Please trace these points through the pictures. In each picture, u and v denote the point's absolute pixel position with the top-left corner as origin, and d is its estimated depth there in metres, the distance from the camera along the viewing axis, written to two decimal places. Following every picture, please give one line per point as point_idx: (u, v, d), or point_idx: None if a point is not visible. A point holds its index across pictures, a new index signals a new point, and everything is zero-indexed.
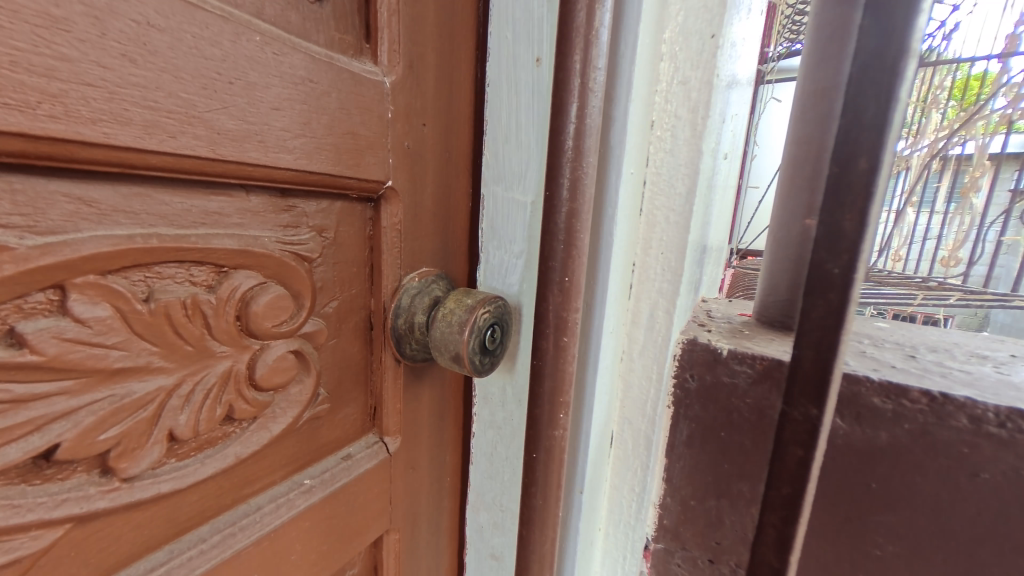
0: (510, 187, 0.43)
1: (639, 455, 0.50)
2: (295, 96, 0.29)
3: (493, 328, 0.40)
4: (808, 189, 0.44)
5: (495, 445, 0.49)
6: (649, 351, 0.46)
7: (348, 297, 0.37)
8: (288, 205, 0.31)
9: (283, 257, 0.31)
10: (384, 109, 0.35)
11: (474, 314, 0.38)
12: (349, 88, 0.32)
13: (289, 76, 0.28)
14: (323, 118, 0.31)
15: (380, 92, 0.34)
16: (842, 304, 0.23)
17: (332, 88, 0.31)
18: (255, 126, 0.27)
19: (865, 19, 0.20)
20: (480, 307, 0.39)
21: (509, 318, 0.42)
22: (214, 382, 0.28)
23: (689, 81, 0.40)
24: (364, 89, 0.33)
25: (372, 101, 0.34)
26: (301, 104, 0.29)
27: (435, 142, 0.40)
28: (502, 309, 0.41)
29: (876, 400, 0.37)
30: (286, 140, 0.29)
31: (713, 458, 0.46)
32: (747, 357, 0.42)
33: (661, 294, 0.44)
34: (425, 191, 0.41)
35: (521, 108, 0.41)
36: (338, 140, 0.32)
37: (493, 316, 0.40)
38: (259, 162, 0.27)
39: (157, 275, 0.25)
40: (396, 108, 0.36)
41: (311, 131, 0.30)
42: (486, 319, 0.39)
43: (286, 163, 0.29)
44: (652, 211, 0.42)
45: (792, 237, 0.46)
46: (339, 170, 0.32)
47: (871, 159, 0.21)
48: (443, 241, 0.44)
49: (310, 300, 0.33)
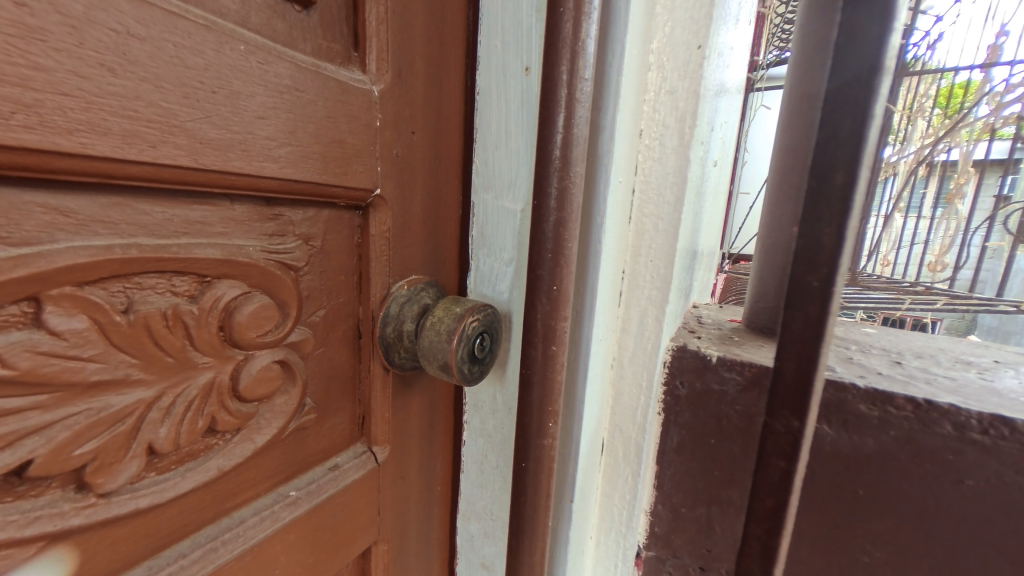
0: (500, 195, 0.43)
1: (630, 462, 0.48)
2: (279, 105, 0.28)
3: (481, 336, 0.40)
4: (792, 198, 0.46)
5: (485, 453, 0.49)
6: (639, 358, 0.46)
7: (335, 305, 0.37)
8: (274, 214, 0.31)
9: (267, 265, 0.30)
10: (372, 117, 0.35)
11: (462, 322, 0.38)
12: (336, 97, 0.32)
13: (274, 84, 0.28)
14: (309, 127, 0.30)
15: (368, 100, 0.34)
16: (821, 316, 0.23)
17: (318, 96, 0.31)
18: (238, 134, 0.26)
19: (841, 35, 0.20)
20: (468, 315, 0.38)
21: (497, 326, 0.42)
22: (196, 395, 0.27)
23: (675, 91, 0.41)
24: (351, 97, 0.33)
25: (359, 109, 0.34)
26: (286, 112, 0.29)
27: (424, 151, 0.40)
28: (494, 318, 0.42)
29: (862, 406, 0.37)
30: (270, 149, 0.28)
31: (703, 464, 0.47)
32: (736, 364, 0.44)
33: (651, 302, 0.44)
34: (417, 199, 0.41)
35: (510, 117, 0.41)
36: (325, 148, 0.32)
37: (481, 324, 0.40)
38: (245, 170, 0.27)
39: (137, 286, 0.25)
40: (384, 116, 0.36)
41: (296, 140, 0.30)
42: (475, 327, 0.39)
43: (271, 171, 0.29)
44: (640, 219, 0.43)
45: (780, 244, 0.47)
46: (328, 177, 0.32)
47: (848, 173, 0.21)
48: (433, 249, 0.44)
49: (296, 309, 0.33)
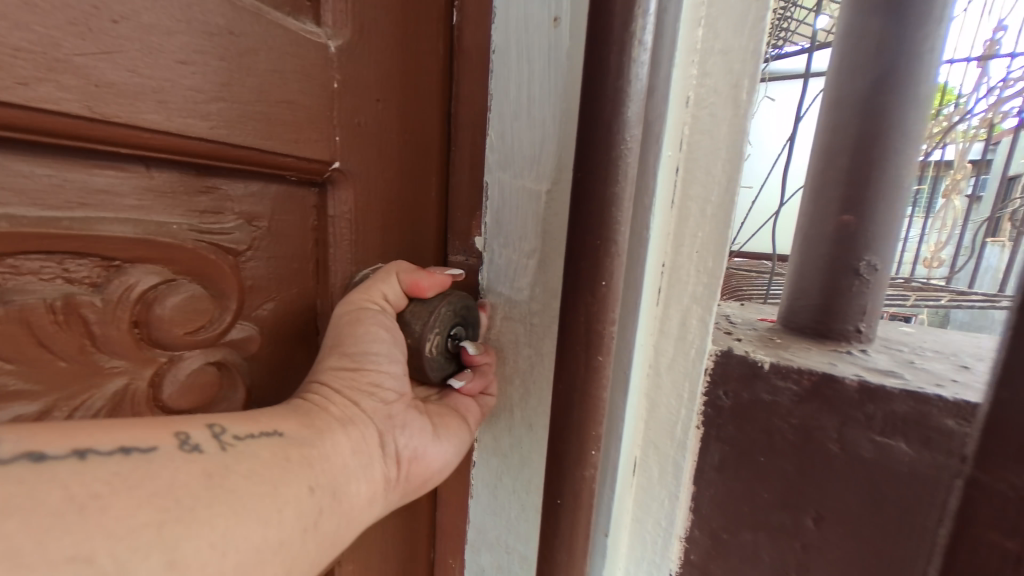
0: (520, 173, 0.37)
1: (666, 484, 0.43)
2: (206, 48, 0.26)
3: (454, 340, 0.38)
4: (838, 183, 0.46)
5: (499, 476, 0.42)
6: (679, 365, 0.40)
7: (287, 295, 0.35)
8: (206, 186, 0.29)
9: (198, 247, 0.29)
10: (329, 76, 0.33)
11: (425, 349, 0.37)
12: (283, 48, 0.30)
13: (198, 23, 0.26)
14: (247, 80, 0.28)
15: (324, 57, 0.32)
16: None
17: (259, 44, 0.28)
18: (152, 80, 0.25)
19: None
20: (428, 340, 0.37)
21: (469, 311, 0.38)
22: (108, 395, 0.27)
23: (730, 49, 0.34)
24: (302, 50, 0.31)
25: (313, 65, 0.31)
26: (217, 60, 0.27)
27: (394, 121, 0.37)
28: (459, 305, 0.37)
29: (948, 421, 0.32)
30: (197, 102, 0.26)
31: (749, 485, 0.41)
32: (792, 372, 0.38)
33: (695, 300, 0.38)
34: (384, 180, 0.38)
35: (533, 79, 0.35)
36: (269, 108, 0.30)
37: (446, 332, 0.37)
38: (160, 126, 0.25)
39: (19, 271, 0.23)
40: (343, 77, 0.33)
41: (230, 93, 0.28)
42: (441, 341, 0.37)
43: (199, 129, 0.27)
44: (684, 202, 0.37)
45: (825, 232, 0.47)
46: (264, 143, 0.30)
47: None
48: (411, 232, 0.41)
49: (236, 301, 0.31)
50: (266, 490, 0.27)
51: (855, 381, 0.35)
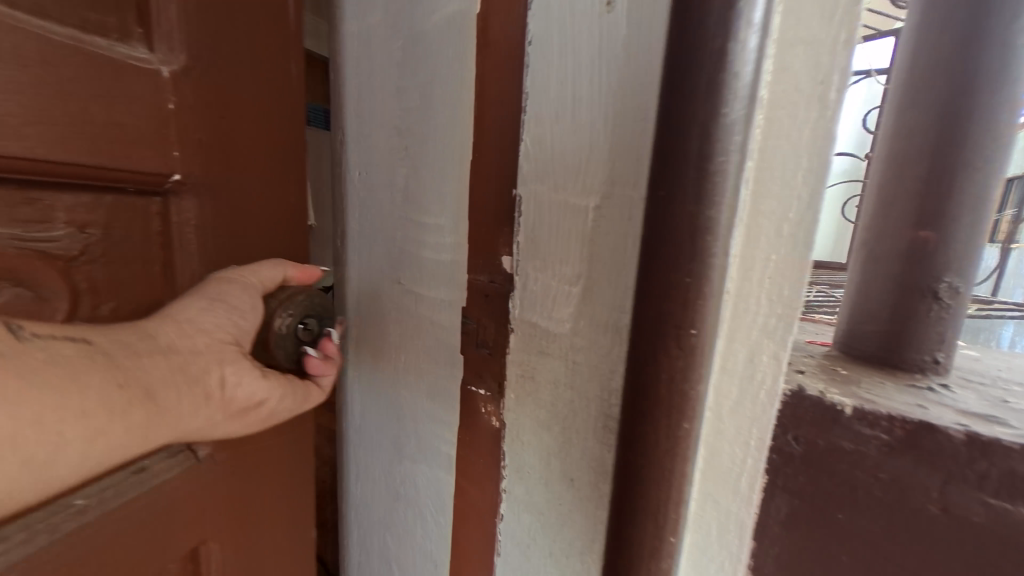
0: (561, 187, 0.32)
1: (726, 541, 0.38)
2: (20, 79, 0.30)
3: (301, 326, 0.49)
4: (914, 192, 0.39)
5: (534, 533, 0.39)
6: (745, 406, 0.34)
7: (129, 296, 0.39)
8: (28, 199, 0.32)
9: (18, 254, 0.32)
10: (165, 100, 0.37)
11: (274, 324, 0.47)
12: (110, 75, 0.34)
13: (12, 58, 0.29)
14: (74, 106, 0.32)
15: (157, 83, 0.37)
16: None
17: (81, 72, 0.32)
18: None
19: None
20: (278, 317, 0.47)
21: (321, 309, 0.50)
22: None
23: (807, 40, 0.28)
24: (130, 77, 0.35)
25: (146, 91, 0.36)
26: (33, 90, 0.30)
27: (233, 136, 0.43)
28: (314, 300, 0.49)
29: None
30: (10, 127, 0.30)
31: (821, 545, 0.35)
32: (877, 419, 0.32)
33: (763, 331, 0.32)
34: (232, 193, 0.44)
35: (580, 76, 0.30)
36: (99, 129, 0.34)
37: (296, 318, 0.48)
38: None
39: None
40: (182, 102, 0.38)
41: (48, 119, 0.31)
42: (289, 323, 0.48)
43: (16, 151, 0.30)
44: (755, 218, 0.31)
45: (892, 250, 0.41)
46: (104, 161, 0.34)
47: None
48: (263, 239, 0.48)
49: (69, 302, 0.35)
50: (57, 439, 0.31)
51: (959, 432, 0.29)
